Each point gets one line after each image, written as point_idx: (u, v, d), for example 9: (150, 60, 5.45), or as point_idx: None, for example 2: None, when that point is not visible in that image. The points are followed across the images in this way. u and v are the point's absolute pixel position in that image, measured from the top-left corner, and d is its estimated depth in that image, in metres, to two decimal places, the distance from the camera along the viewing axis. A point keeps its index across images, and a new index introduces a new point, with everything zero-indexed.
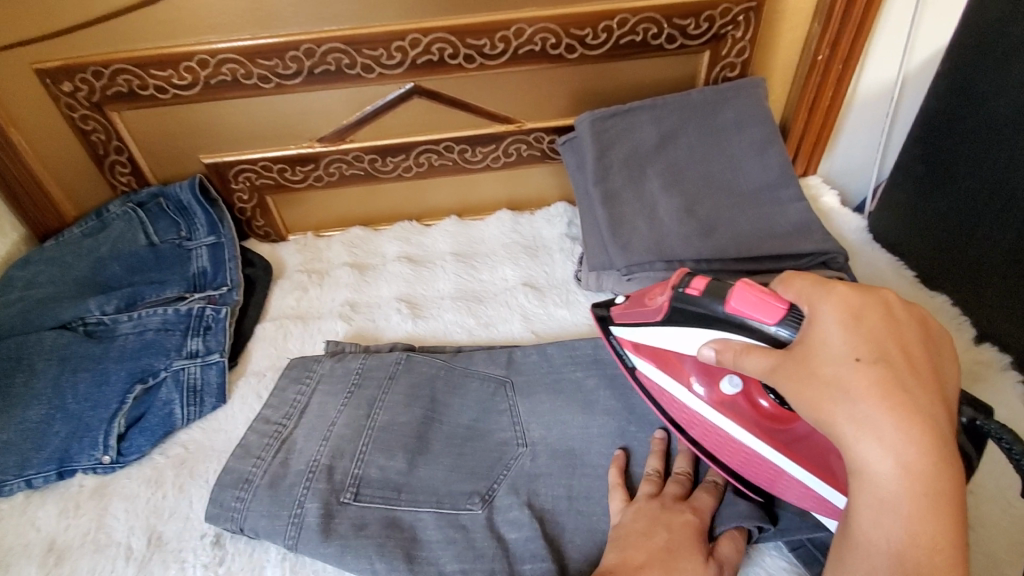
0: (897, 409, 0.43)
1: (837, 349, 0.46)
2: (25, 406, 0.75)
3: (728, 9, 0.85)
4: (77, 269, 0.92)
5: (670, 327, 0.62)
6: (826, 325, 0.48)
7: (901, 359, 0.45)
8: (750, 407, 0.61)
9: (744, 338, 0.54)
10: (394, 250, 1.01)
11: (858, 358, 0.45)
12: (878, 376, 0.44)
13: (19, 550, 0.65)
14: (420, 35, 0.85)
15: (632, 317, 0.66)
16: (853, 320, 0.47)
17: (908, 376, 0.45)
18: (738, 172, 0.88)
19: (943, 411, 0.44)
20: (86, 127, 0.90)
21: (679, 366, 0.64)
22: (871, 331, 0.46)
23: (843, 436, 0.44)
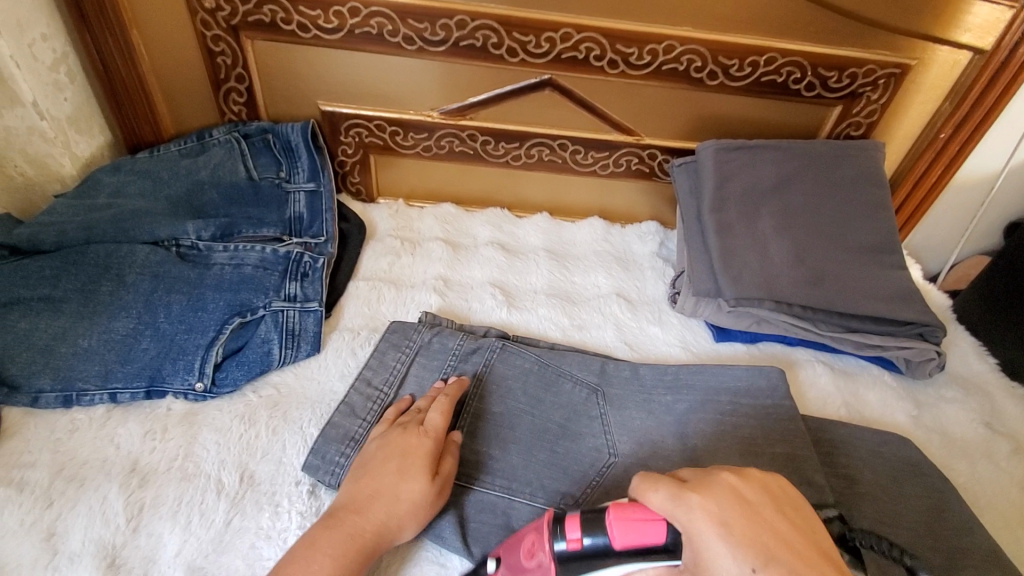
0: None
1: (727, 567, 0.39)
2: (113, 317, 0.72)
3: (872, 70, 0.88)
4: (172, 187, 0.89)
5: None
6: (706, 541, 0.40)
7: (784, 546, 0.39)
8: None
9: (651, 566, 0.46)
10: (486, 234, 1.01)
11: (754, 570, 0.38)
12: (778, 571, 0.38)
13: (96, 466, 0.61)
14: (573, 31, 0.84)
15: (514, 560, 0.55)
16: (719, 523, 0.40)
17: (793, 558, 0.39)
18: (848, 228, 0.89)
19: (816, 547, 0.40)
20: (214, 47, 0.88)
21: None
22: (743, 519, 0.41)
23: None
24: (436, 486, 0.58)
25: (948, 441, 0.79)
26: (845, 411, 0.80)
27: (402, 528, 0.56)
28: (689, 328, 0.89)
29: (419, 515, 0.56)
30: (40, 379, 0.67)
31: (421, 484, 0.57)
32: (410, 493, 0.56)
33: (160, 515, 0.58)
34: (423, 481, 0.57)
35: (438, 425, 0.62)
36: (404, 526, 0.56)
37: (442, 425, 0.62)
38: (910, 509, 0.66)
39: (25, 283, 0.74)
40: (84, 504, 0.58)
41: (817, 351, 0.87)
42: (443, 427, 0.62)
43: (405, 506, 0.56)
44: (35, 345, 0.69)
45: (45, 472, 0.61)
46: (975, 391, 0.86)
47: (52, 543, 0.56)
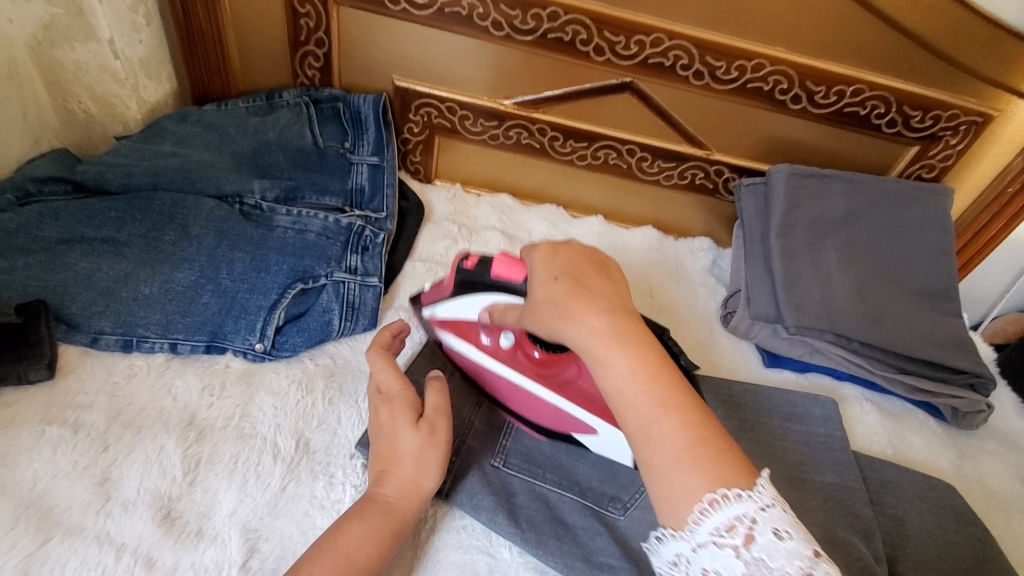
0: (583, 300, 0.45)
1: (540, 277, 0.49)
2: (175, 267, 0.71)
3: (956, 115, 0.87)
4: (238, 143, 0.88)
5: (458, 297, 0.65)
6: (531, 265, 0.51)
7: (585, 274, 0.47)
8: (527, 358, 0.65)
9: (505, 299, 0.60)
10: (541, 230, 1.00)
11: (553, 277, 0.47)
12: (568, 283, 0.46)
13: (152, 415, 0.61)
14: (665, 37, 0.83)
15: (435, 298, 0.69)
16: (549, 255, 0.50)
17: (586, 280, 0.47)
18: (912, 271, 0.87)
19: (619, 294, 0.46)
20: (300, 8, 0.87)
21: (471, 331, 0.67)
22: (565, 257, 0.49)
23: (554, 329, 0.46)
24: (424, 430, 0.56)
25: (987, 493, 0.79)
26: (891, 452, 0.80)
27: (425, 478, 0.54)
28: (740, 350, 0.88)
29: (432, 455, 0.55)
30: (100, 321, 0.66)
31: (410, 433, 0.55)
32: (406, 445, 0.55)
33: (216, 472, 0.57)
34: (412, 429, 0.55)
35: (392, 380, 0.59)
36: (426, 475, 0.54)
37: (397, 379, 0.59)
38: (954, 556, 0.66)
39: (90, 222, 0.73)
40: (141, 453, 0.58)
41: (866, 390, 0.87)
42: (394, 378, 0.59)
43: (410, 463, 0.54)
44: (96, 286, 0.68)
45: (101, 415, 0.60)
46: (1017, 448, 0.85)
47: (105, 488, 0.55)
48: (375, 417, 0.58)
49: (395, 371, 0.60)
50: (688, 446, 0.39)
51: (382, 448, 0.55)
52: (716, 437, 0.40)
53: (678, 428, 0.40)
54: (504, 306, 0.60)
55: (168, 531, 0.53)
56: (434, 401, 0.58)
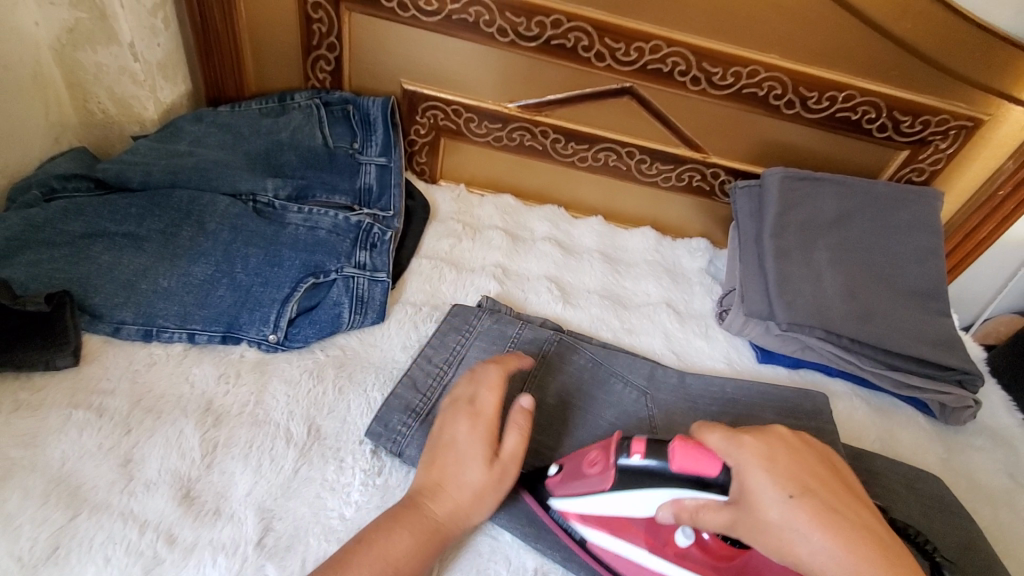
0: (835, 531, 0.43)
1: (764, 489, 0.45)
2: (192, 261, 0.75)
3: (945, 120, 0.90)
4: (252, 143, 0.91)
5: (613, 490, 0.55)
6: (749, 475, 0.45)
7: (819, 483, 0.45)
8: (702, 551, 0.57)
9: (695, 496, 0.50)
10: (543, 229, 1.03)
11: (789, 495, 0.44)
12: (813, 507, 0.44)
13: (172, 401, 0.64)
14: (663, 44, 0.87)
15: (570, 484, 0.59)
16: (765, 462, 0.45)
17: (826, 496, 0.45)
18: (901, 271, 0.90)
19: (857, 509, 0.45)
20: (313, 14, 0.91)
21: (628, 527, 0.59)
22: (786, 462, 0.46)
23: (797, 561, 0.44)
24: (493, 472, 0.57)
25: (974, 486, 0.82)
26: (879, 446, 0.83)
27: (473, 511, 0.56)
28: (733, 345, 0.91)
29: (490, 495, 0.57)
30: (121, 311, 0.69)
31: (479, 469, 0.57)
32: (471, 477, 0.56)
33: (233, 455, 0.60)
34: (484, 468, 0.57)
35: (491, 406, 0.60)
36: (475, 510, 0.56)
37: (495, 405, 0.60)
38: (938, 544, 0.68)
39: (112, 218, 0.76)
40: (161, 435, 0.61)
41: (855, 385, 0.89)
42: (495, 406, 0.60)
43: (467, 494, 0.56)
44: (117, 278, 0.72)
45: (124, 401, 0.63)
46: (1004, 444, 0.88)
47: (128, 469, 0.58)
48: (453, 434, 0.59)
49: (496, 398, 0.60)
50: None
51: (446, 471, 0.57)
52: None
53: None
54: (692, 506, 0.50)
55: (189, 510, 0.56)
56: (513, 447, 0.58)
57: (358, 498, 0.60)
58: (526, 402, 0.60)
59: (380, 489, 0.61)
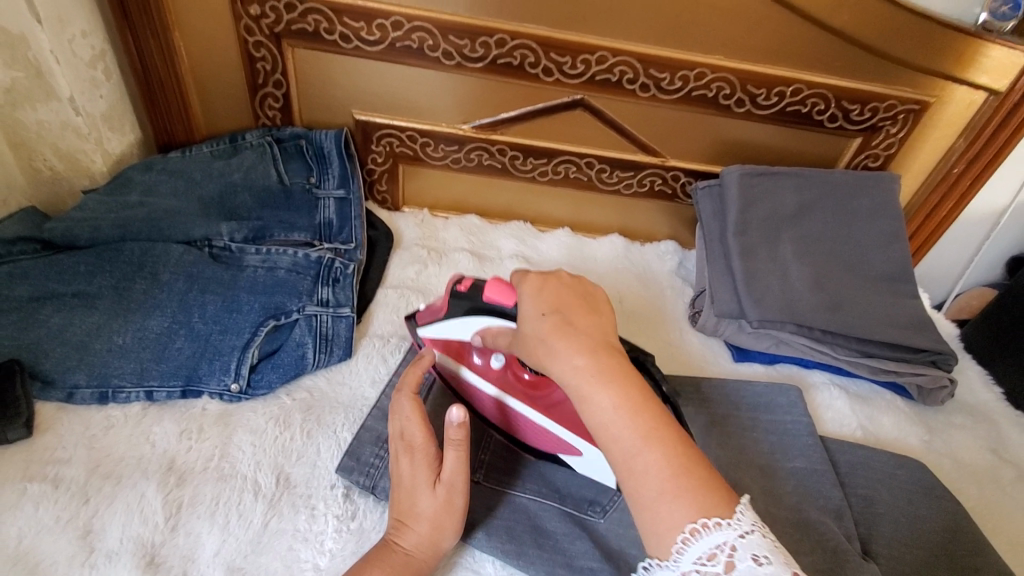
0: (567, 336, 0.48)
1: (528, 310, 0.52)
2: (147, 315, 0.73)
3: (893, 105, 0.91)
4: (204, 188, 0.90)
5: (449, 320, 0.66)
6: (521, 299, 0.54)
7: (570, 309, 0.51)
8: (516, 378, 0.66)
9: (499, 324, 0.60)
10: (510, 247, 1.02)
11: (541, 313, 0.51)
12: (554, 319, 0.50)
13: (132, 464, 0.62)
14: (609, 54, 0.87)
15: (431, 318, 0.68)
16: (537, 289, 0.53)
17: (574, 317, 0.50)
18: (866, 257, 0.91)
19: (601, 331, 0.50)
20: (256, 53, 0.90)
21: (463, 351, 0.67)
22: (551, 291, 0.53)
23: (546, 365, 0.49)
24: (442, 494, 0.56)
25: (958, 465, 0.81)
26: (862, 435, 0.82)
27: (441, 541, 0.55)
28: (709, 347, 0.91)
29: (449, 522, 0.56)
30: (75, 375, 0.67)
31: (427, 496, 0.56)
32: (425, 506, 0.55)
33: (198, 514, 0.58)
34: (430, 493, 0.55)
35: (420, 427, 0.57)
36: (443, 537, 0.55)
37: (421, 430, 0.57)
38: (925, 530, 0.68)
39: (60, 278, 0.74)
40: (121, 502, 0.58)
41: (833, 375, 0.89)
42: (422, 424, 0.58)
43: (424, 525, 0.55)
44: (69, 341, 0.69)
45: (81, 468, 0.61)
46: (982, 419, 0.88)
47: (88, 540, 0.56)
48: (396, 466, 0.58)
49: (421, 422, 0.58)
50: (671, 477, 0.42)
51: (401, 501, 0.56)
52: (699, 466, 0.43)
53: (663, 460, 0.43)
54: (496, 331, 0.60)
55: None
56: (453, 468, 0.56)
57: (332, 547, 0.58)
58: (457, 415, 0.54)
59: (355, 533, 0.59)
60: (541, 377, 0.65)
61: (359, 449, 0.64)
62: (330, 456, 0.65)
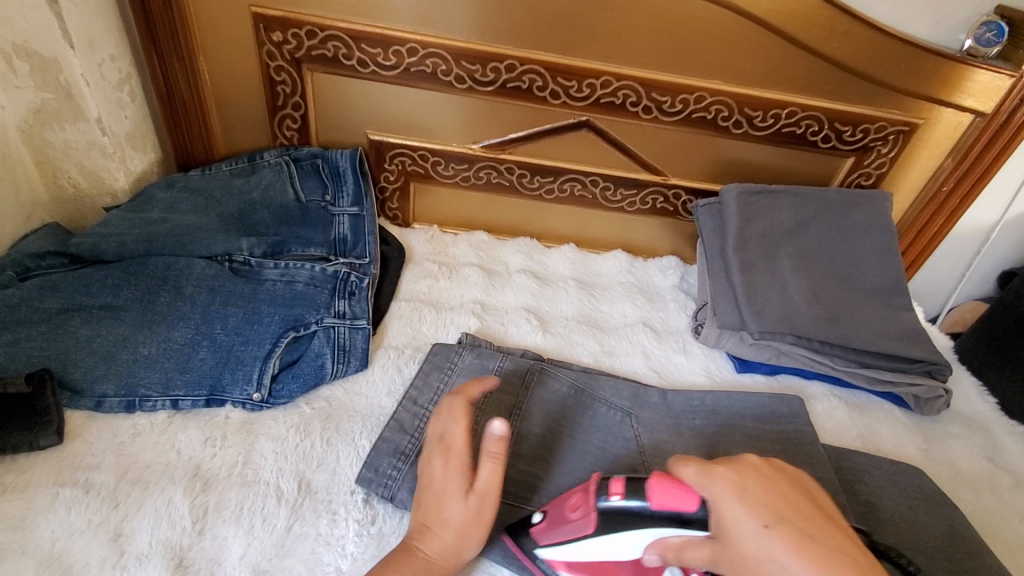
0: (813, 558, 0.41)
1: (742, 520, 0.44)
2: (172, 326, 0.75)
3: (883, 126, 0.96)
4: (225, 205, 0.93)
5: (600, 537, 0.55)
6: (722, 503, 0.45)
7: (790, 508, 0.44)
8: None
9: (678, 533, 0.50)
10: (518, 262, 1.05)
11: (764, 523, 0.43)
12: (787, 533, 0.42)
13: (159, 469, 0.64)
14: (613, 78, 0.92)
15: (552, 534, 0.58)
16: (738, 489, 0.45)
17: (800, 521, 0.43)
18: (861, 271, 0.95)
19: (846, 542, 0.43)
20: (276, 77, 0.94)
21: (613, 567, 0.59)
22: (758, 491, 0.45)
23: None
24: (471, 504, 0.58)
25: (956, 473, 0.84)
26: (861, 443, 0.85)
27: (461, 551, 0.57)
28: (712, 358, 0.94)
29: (475, 532, 0.57)
30: (103, 384, 0.69)
31: (457, 502, 0.57)
32: (452, 514, 0.57)
33: (223, 519, 0.60)
34: (461, 501, 0.57)
35: (460, 434, 0.61)
36: (466, 546, 0.57)
37: (463, 436, 0.61)
38: (926, 534, 0.70)
39: (88, 291, 0.77)
40: (150, 506, 0.60)
41: (832, 386, 0.92)
42: (464, 433, 0.61)
43: (450, 529, 0.57)
44: (97, 351, 0.72)
45: (110, 474, 0.63)
46: (979, 429, 0.91)
47: (118, 544, 0.58)
48: (429, 470, 0.61)
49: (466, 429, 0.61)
50: None
51: (429, 509, 0.58)
52: None
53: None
54: (678, 545, 0.49)
55: None
56: (487, 478, 0.58)
57: (353, 550, 0.60)
58: (499, 429, 0.57)
59: (375, 537, 0.61)
60: None
61: (378, 456, 0.66)
62: (349, 462, 0.67)
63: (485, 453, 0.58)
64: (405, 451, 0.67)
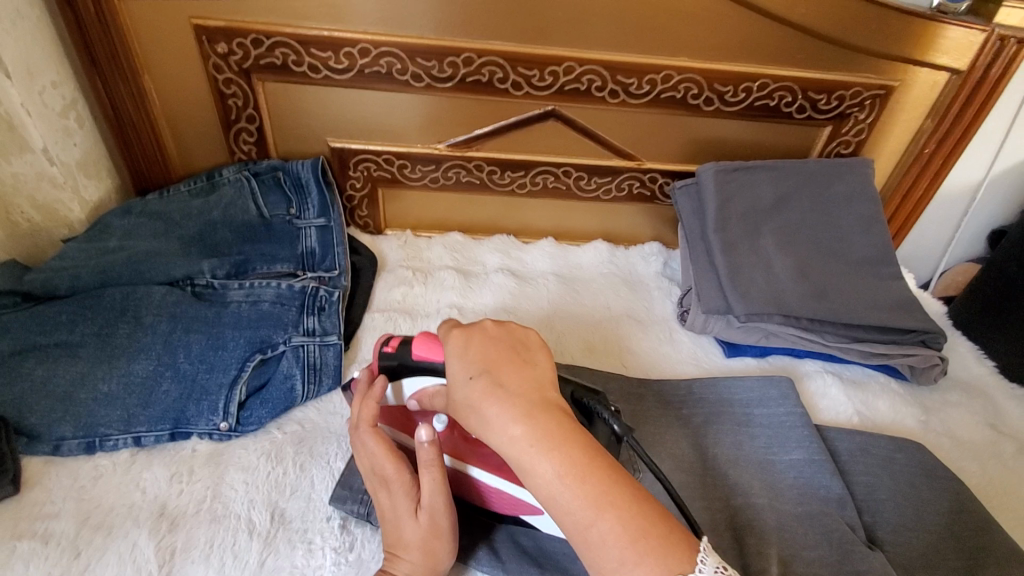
0: (502, 397, 0.46)
1: (457, 376, 0.50)
2: (132, 359, 0.72)
3: (859, 92, 0.93)
4: (184, 227, 0.89)
5: (380, 387, 0.62)
6: (449, 360, 0.52)
7: (500, 364, 0.49)
8: (490, 452, 0.58)
9: (433, 382, 0.58)
10: (494, 261, 1.02)
11: (469, 376, 0.49)
12: (485, 380, 0.48)
13: (123, 512, 0.61)
14: (575, 64, 0.89)
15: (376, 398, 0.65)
16: (461, 350, 0.51)
17: (505, 374, 0.48)
18: (847, 242, 0.92)
19: (535, 384, 0.48)
20: (226, 90, 0.90)
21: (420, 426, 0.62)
22: (477, 350, 0.51)
23: (482, 434, 0.47)
24: (424, 520, 0.54)
25: (958, 443, 0.81)
26: (859, 421, 0.82)
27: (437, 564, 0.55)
28: (700, 345, 0.91)
29: (441, 542, 0.55)
30: (61, 427, 0.66)
31: (411, 525, 0.54)
32: (411, 535, 0.54)
33: (192, 558, 0.57)
34: (413, 521, 0.54)
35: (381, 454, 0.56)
36: (439, 558, 0.54)
37: (386, 456, 0.56)
38: (929, 513, 0.67)
39: (42, 330, 0.73)
40: (113, 552, 0.57)
41: (826, 363, 0.90)
42: (387, 451, 0.56)
43: (414, 553, 0.54)
44: (54, 392, 0.69)
45: (71, 521, 0.60)
46: (979, 395, 0.88)
47: None
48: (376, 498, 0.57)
49: (385, 451, 0.56)
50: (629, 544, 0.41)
51: (389, 533, 0.55)
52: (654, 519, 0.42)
53: (618, 525, 0.41)
54: (433, 390, 0.58)
55: None
56: (431, 490, 0.54)
57: None
58: (426, 433, 0.54)
59: (354, 565, 0.58)
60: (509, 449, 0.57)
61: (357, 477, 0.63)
62: (326, 486, 0.64)
63: (422, 464, 0.54)
64: None
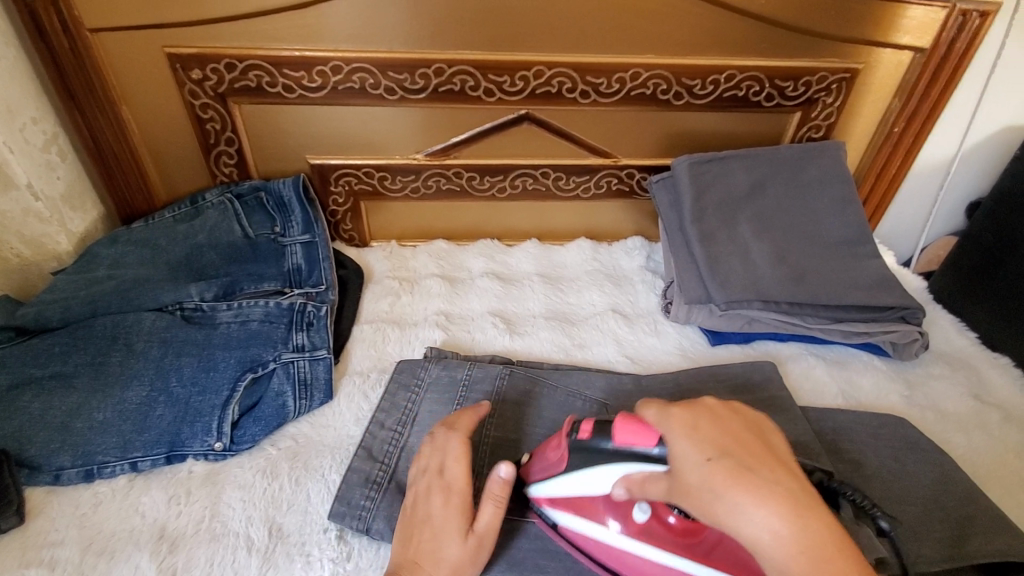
0: (752, 490, 0.42)
1: (688, 456, 0.45)
2: (125, 387, 0.73)
3: (824, 77, 0.94)
4: (170, 252, 0.90)
5: (574, 472, 0.57)
6: (671, 439, 0.46)
7: (738, 446, 0.45)
8: (665, 526, 0.56)
9: (639, 470, 0.51)
10: (480, 266, 1.03)
11: (707, 458, 0.44)
12: (728, 465, 0.43)
13: (125, 537, 0.62)
14: (545, 68, 0.90)
15: (544, 473, 0.61)
16: (690, 426, 0.46)
17: (749, 458, 0.44)
18: (822, 225, 0.93)
19: (787, 473, 0.44)
20: (203, 115, 0.92)
21: (589, 505, 0.59)
22: (706, 429, 0.46)
23: (721, 524, 0.43)
24: (471, 545, 0.55)
25: (942, 415, 0.82)
26: (844, 400, 0.83)
27: None
28: (684, 335, 0.92)
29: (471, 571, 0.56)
30: (59, 456, 0.68)
31: (456, 545, 0.55)
32: (449, 553, 0.55)
33: None
34: (459, 542, 0.55)
35: (461, 477, 0.58)
36: None
37: (465, 478, 0.58)
38: (915, 485, 0.68)
39: (36, 363, 0.75)
40: None
41: (809, 345, 0.91)
42: (465, 477, 0.58)
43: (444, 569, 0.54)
44: (51, 423, 0.70)
45: (75, 548, 0.61)
46: (961, 366, 0.90)
47: None
48: (425, 506, 0.58)
49: (466, 472, 0.58)
50: None
51: (421, 547, 0.56)
52: None
53: None
54: (640, 477, 0.51)
55: None
56: (488, 521, 0.56)
57: None
58: (506, 472, 0.56)
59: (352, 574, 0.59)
60: (693, 521, 0.56)
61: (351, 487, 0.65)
62: (323, 498, 0.65)
63: (489, 494, 0.57)
64: (377, 478, 0.66)
